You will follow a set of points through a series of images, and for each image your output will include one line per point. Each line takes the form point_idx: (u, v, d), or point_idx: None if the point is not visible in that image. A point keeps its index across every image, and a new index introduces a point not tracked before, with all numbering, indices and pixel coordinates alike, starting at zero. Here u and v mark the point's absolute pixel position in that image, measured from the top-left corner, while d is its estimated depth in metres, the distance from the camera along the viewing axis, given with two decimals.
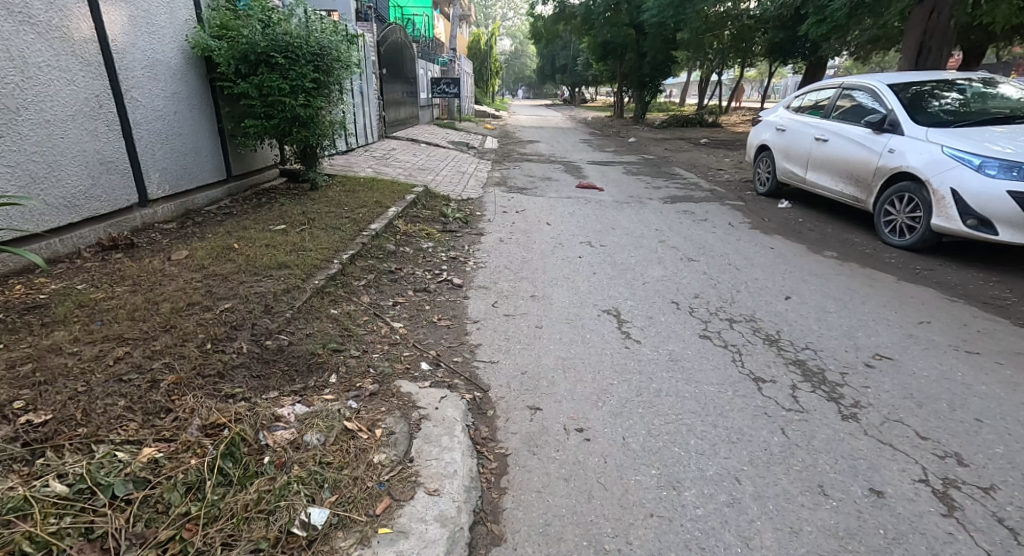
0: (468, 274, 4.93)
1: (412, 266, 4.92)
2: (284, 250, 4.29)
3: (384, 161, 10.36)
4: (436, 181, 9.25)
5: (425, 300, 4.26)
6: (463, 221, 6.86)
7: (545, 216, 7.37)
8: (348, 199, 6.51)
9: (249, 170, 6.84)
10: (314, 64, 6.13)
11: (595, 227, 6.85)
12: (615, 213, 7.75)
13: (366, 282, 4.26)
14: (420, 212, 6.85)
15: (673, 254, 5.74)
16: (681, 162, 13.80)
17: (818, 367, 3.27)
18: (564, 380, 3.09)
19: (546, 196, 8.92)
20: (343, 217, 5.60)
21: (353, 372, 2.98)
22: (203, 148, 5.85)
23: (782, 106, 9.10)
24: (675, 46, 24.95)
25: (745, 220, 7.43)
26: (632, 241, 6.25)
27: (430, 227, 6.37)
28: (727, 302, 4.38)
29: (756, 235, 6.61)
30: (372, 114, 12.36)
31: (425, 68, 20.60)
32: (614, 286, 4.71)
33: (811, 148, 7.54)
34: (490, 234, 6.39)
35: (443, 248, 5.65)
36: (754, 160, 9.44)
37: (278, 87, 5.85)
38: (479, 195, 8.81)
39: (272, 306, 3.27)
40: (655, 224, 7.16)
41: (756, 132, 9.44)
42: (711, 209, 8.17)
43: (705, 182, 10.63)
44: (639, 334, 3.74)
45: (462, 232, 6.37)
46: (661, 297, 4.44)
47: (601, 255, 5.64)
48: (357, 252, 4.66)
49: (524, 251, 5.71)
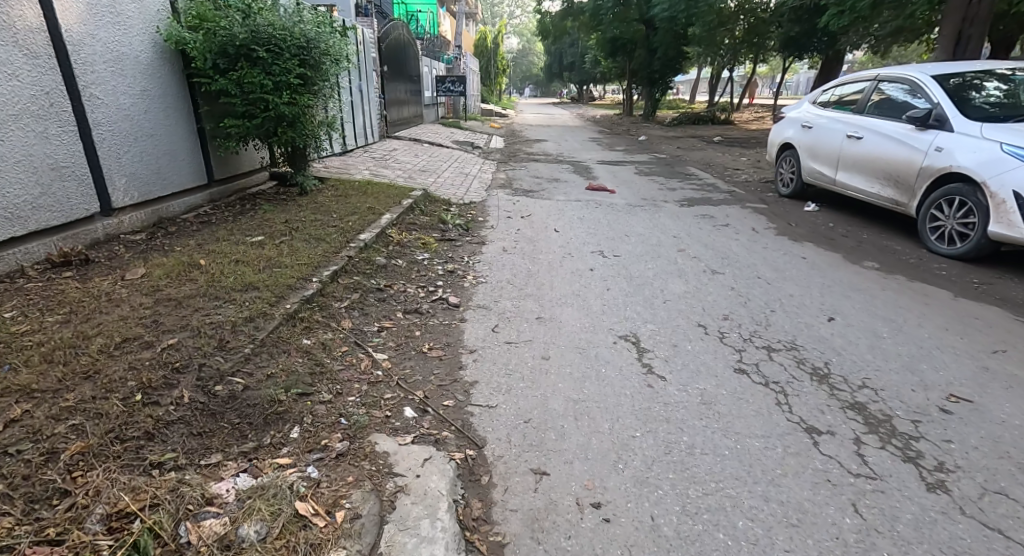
0: (466, 291, 4.42)
1: (404, 282, 4.41)
2: (256, 267, 3.78)
3: (383, 162, 9.87)
4: (437, 184, 8.75)
5: (416, 323, 3.74)
6: (464, 228, 6.35)
7: (553, 222, 6.84)
8: (340, 205, 6.02)
9: (234, 173, 6.35)
10: (300, 57, 5.65)
11: (607, 233, 6.31)
12: (629, 218, 7.20)
13: (348, 303, 3.75)
14: (418, 219, 6.35)
15: (694, 266, 5.19)
16: (695, 161, 13.20)
17: (883, 413, 2.72)
18: (576, 431, 2.57)
19: (554, 198, 8.39)
20: (330, 226, 5.10)
21: (320, 424, 2.46)
22: (180, 150, 5.36)
23: (807, 102, 8.51)
24: (686, 41, 24.35)
25: (770, 225, 6.85)
26: (648, 249, 5.71)
27: (427, 235, 5.86)
28: (761, 324, 3.83)
29: (785, 243, 6.04)
30: (372, 113, 11.86)
31: (430, 66, 20.09)
32: (630, 304, 4.17)
33: (843, 146, 6.96)
34: (493, 243, 5.87)
35: (440, 259, 5.14)
36: (776, 160, 8.86)
37: (259, 83, 5.36)
38: (482, 198, 8.29)
39: (229, 339, 2.75)
40: (672, 230, 6.60)
41: (777, 129, 8.86)
42: (731, 212, 7.60)
43: (721, 183, 10.05)
44: (663, 366, 3.21)
45: (462, 241, 5.86)
46: (685, 318, 3.90)
47: (614, 267, 5.09)
48: (341, 268, 4.15)
49: (529, 262, 5.19)
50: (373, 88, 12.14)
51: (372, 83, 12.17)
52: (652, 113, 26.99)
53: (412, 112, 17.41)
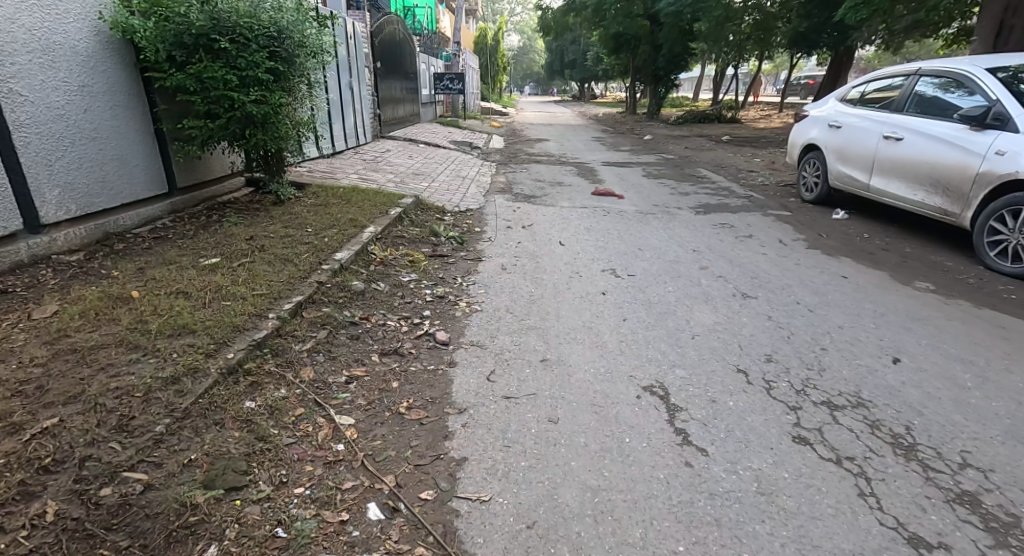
0: (458, 323, 3.75)
1: (384, 312, 3.75)
2: (201, 300, 3.11)
3: (373, 166, 9.21)
4: (431, 189, 8.07)
5: (394, 370, 3.07)
6: (458, 242, 5.68)
7: (558, 233, 6.18)
8: (318, 216, 5.36)
9: (202, 179, 5.69)
10: (271, 49, 4.98)
11: (618, 247, 5.65)
12: (641, 228, 6.55)
13: (310, 347, 3.08)
14: (406, 231, 5.68)
15: (721, 288, 4.53)
16: (706, 162, 12.52)
17: (1003, 511, 2.06)
18: (596, 544, 1.91)
19: (558, 205, 7.73)
20: (301, 243, 4.43)
21: (247, 541, 1.81)
22: (132, 156, 4.70)
23: (833, 99, 7.83)
24: (692, 37, 23.63)
25: (798, 237, 6.17)
26: (666, 267, 5.05)
27: (416, 250, 5.20)
28: (814, 367, 3.16)
29: (819, 259, 5.37)
30: (362, 112, 11.22)
31: (427, 62, 19.42)
32: (651, 340, 3.50)
33: (879, 148, 6.30)
34: (491, 260, 5.21)
35: (429, 281, 4.48)
36: (800, 162, 8.18)
37: (222, 78, 4.70)
38: (479, 205, 7.61)
39: (135, 415, 2.12)
40: (690, 243, 5.94)
41: (800, 129, 8.18)
42: (752, 221, 6.94)
43: (736, 187, 9.38)
44: (702, 433, 2.54)
45: (455, 257, 5.20)
46: (720, 361, 3.23)
47: (629, 290, 4.43)
48: (306, 298, 3.48)
49: (532, 284, 4.53)
50: (364, 85, 11.48)
51: (364, 80, 11.50)
52: (657, 111, 26.30)
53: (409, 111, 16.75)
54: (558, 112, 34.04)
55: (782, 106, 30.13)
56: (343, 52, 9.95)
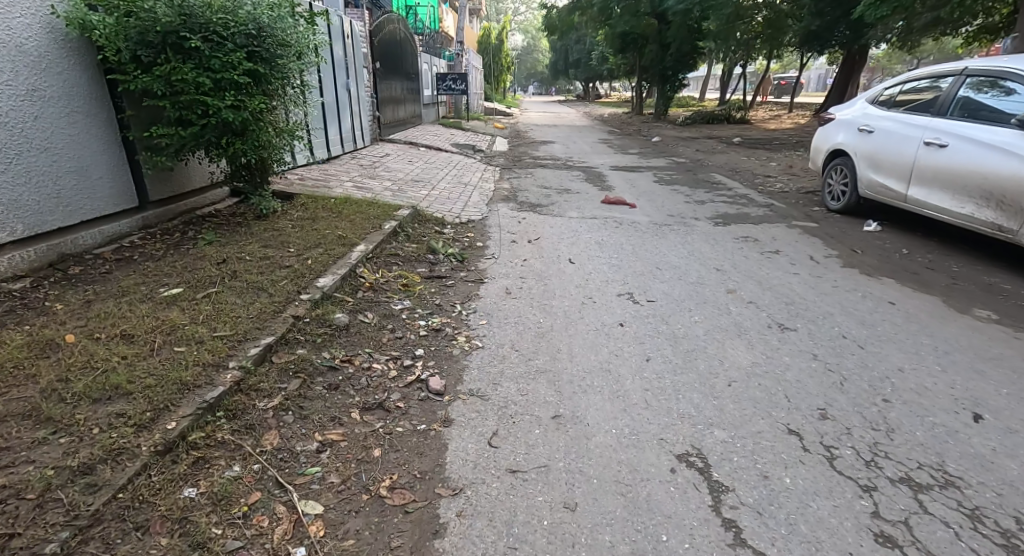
0: (456, 365, 3.24)
1: (371, 352, 3.25)
2: (146, 347, 2.61)
3: (370, 172, 8.72)
4: (430, 198, 7.58)
5: (376, 431, 2.57)
6: (458, 259, 5.19)
7: (567, 249, 5.68)
8: (302, 232, 4.87)
9: (179, 191, 5.20)
10: (249, 49, 4.46)
11: (634, 265, 5.16)
12: (657, 243, 6.04)
13: (277, 403, 2.57)
14: (401, 248, 5.19)
15: (754, 317, 4.01)
16: (718, 167, 12.00)
17: None
18: None
19: (566, 215, 7.23)
20: (281, 266, 3.94)
21: None
22: (94, 167, 4.22)
23: (862, 101, 7.28)
24: (701, 36, 23.07)
25: (830, 253, 5.64)
26: (688, 291, 4.54)
27: (411, 271, 4.71)
28: (880, 427, 2.65)
29: (858, 279, 4.85)
30: (359, 115, 10.75)
31: (429, 62, 18.93)
32: (680, 390, 2.99)
33: (922, 156, 5.77)
34: (494, 282, 4.71)
35: (425, 309, 3.98)
36: (826, 169, 7.64)
37: (194, 81, 4.19)
38: (481, 215, 7.12)
39: (18, 532, 1.68)
40: (712, 261, 5.43)
41: (825, 133, 7.66)
42: (776, 234, 6.42)
43: (754, 195, 8.85)
44: (758, 528, 2.05)
45: (454, 279, 4.71)
46: (767, 419, 2.72)
47: (649, 321, 3.92)
48: (278, 339, 2.98)
49: (540, 313, 4.02)
50: (362, 86, 11.00)
51: (361, 80, 11.01)
52: (664, 112, 25.76)
53: (410, 111, 16.27)
54: (562, 113, 33.50)
55: (791, 106, 29.58)
56: (338, 51, 9.46)
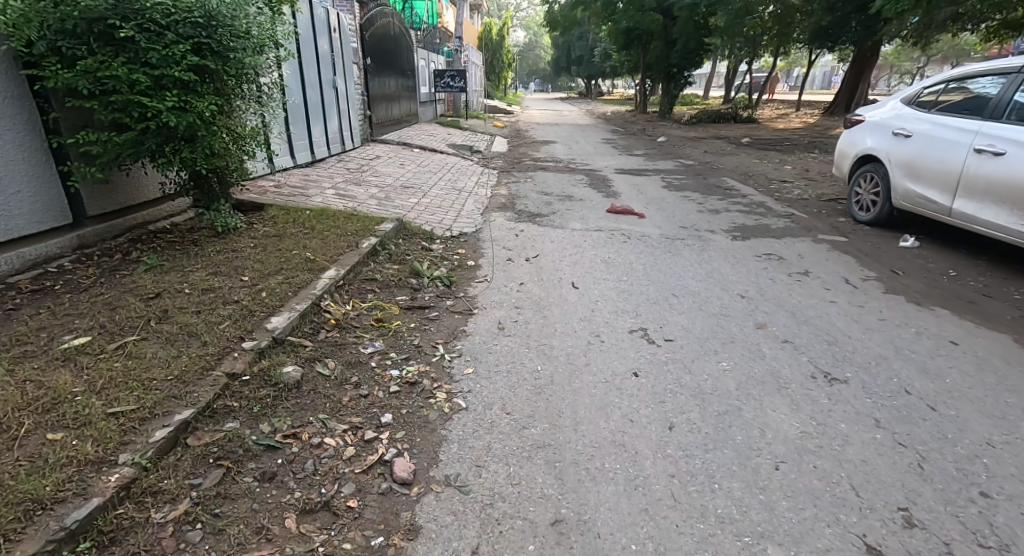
0: (432, 436, 2.60)
1: (326, 418, 2.61)
2: (6, 438, 2.00)
3: (356, 177, 8.06)
4: (420, 207, 6.93)
5: (316, 551, 1.92)
6: (446, 283, 4.56)
7: (569, 270, 5.04)
8: (264, 254, 4.22)
9: (127, 204, 4.55)
10: (196, 41, 3.79)
11: (646, 293, 4.51)
12: (670, 262, 5.39)
13: (180, 512, 1.92)
14: (380, 271, 4.55)
15: (794, 362, 3.36)
16: (729, 170, 11.35)
17: None
18: None
19: (569, 227, 6.59)
20: (228, 301, 3.29)
21: None
22: (10, 182, 3.58)
23: (895, 101, 6.63)
24: (708, 32, 22.39)
25: (868, 274, 4.99)
26: (712, 326, 3.89)
27: (389, 301, 4.07)
28: (988, 543, 2.01)
29: (907, 309, 4.20)
30: (346, 115, 10.11)
31: (426, 59, 18.32)
32: (715, 475, 2.35)
33: (973, 166, 5.16)
34: (485, 313, 4.08)
35: (401, 354, 3.34)
36: (854, 175, 6.98)
37: (127, 78, 3.52)
38: (475, 227, 6.48)
39: None
40: (735, 285, 4.79)
41: (852, 136, 7.02)
42: (803, 251, 5.76)
43: (771, 203, 8.19)
44: None
45: (439, 309, 4.07)
46: (833, 526, 2.08)
47: (669, 368, 3.28)
48: (200, 410, 2.32)
49: (537, 359, 3.37)
50: (350, 83, 10.34)
51: (350, 78, 10.35)
52: (669, 110, 25.07)
53: (405, 110, 15.58)
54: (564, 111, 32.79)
55: (798, 104, 28.90)
56: (321, 47, 8.82)
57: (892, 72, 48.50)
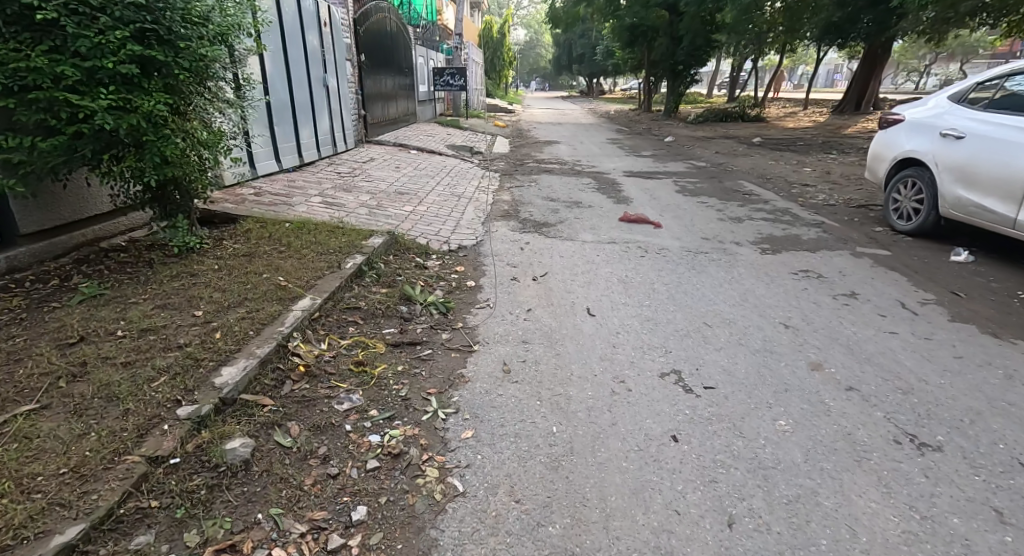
0: (418, 541, 1.97)
1: (280, 517, 1.98)
2: None
3: (347, 183, 7.44)
4: (415, 216, 6.31)
5: None
6: (442, 311, 3.94)
7: (582, 292, 4.43)
8: (227, 280, 3.59)
9: (68, 221, 3.93)
10: (142, 27, 3.17)
11: (674, 324, 3.89)
12: (696, 282, 4.77)
13: None
14: (365, 297, 3.92)
15: (868, 420, 2.73)
16: (745, 172, 10.71)
17: None
18: None
19: (579, 238, 5.96)
20: (168, 347, 2.65)
21: None
22: None
23: (938, 99, 6.05)
24: (715, 28, 21.72)
25: (926, 297, 4.37)
26: (758, 368, 3.26)
27: (374, 336, 3.45)
28: None
29: (984, 343, 3.57)
30: (337, 115, 9.49)
31: (425, 57, 17.69)
32: None
33: None
34: (488, 350, 3.46)
35: (384, 410, 2.72)
36: (893, 181, 6.39)
37: (52, 71, 2.89)
38: (475, 239, 5.86)
39: None
40: (774, 311, 4.17)
41: (892, 137, 6.36)
42: (843, 268, 5.14)
43: (797, 210, 7.56)
44: None
45: (433, 346, 3.46)
46: None
47: (713, 430, 2.66)
48: (93, 525, 1.71)
49: (552, 416, 2.75)
50: (343, 81, 9.72)
51: (343, 75, 9.72)
52: (674, 108, 24.42)
53: (402, 109, 14.93)
54: (566, 109, 32.12)
55: (806, 102, 28.23)
56: (309, 43, 8.21)
57: (899, 71, 47.79)
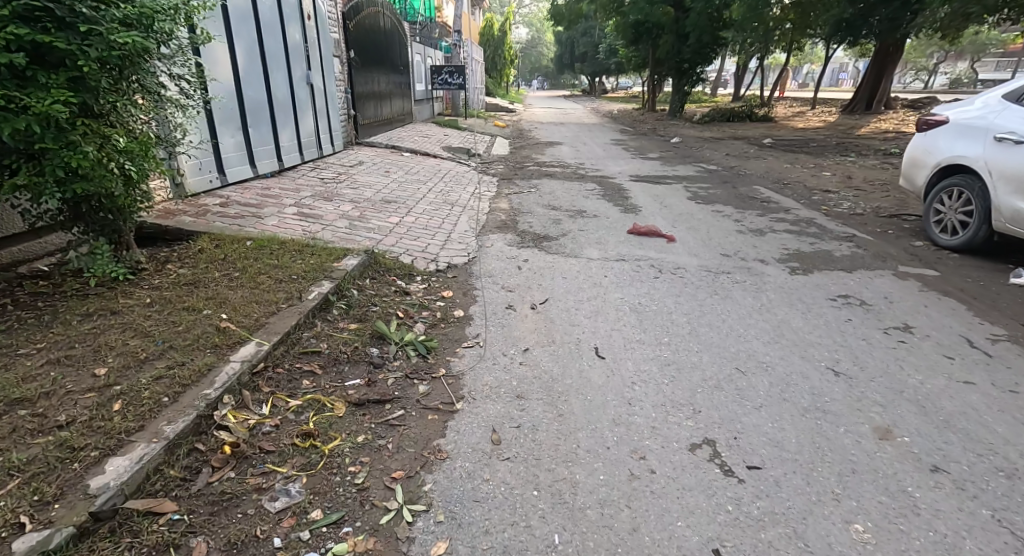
0: None
1: None
2: None
3: (328, 190, 6.78)
4: (401, 229, 5.67)
5: None
6: (422, 353, 3.29)
7: (590, 326, 3.78)
8: (155, 320, 2.92)
9: None
10: (33, 7, 2.51)
11: (701, 370, 3.22)
12: (721, 311, 4.11)
13: None
14: (329, 337, 3.26)
15: (971, 522, 2.09)
16: (760, 177, 10.05)
17: None
18: None
19: (584, 255, 5.31)
20: (41, 433, 2.02)
21: None
22: None
23: (988, 98, 5.39)
24: (722, 25, 21.02)
25: (995, 334, 3.72)
26: (811, 435, 2.60)
27: (334, 392, 2.80)
28: None
29: None
30: (323, 116, 8.84)
31: (422, 54, 17.03)
32: None
33: None
34: (475, 407, 2.81)
35: (334, 507, 2.08)
36: (935, 191, 5.73)
37: None
38: (467, 256, 5.21)
39: None
40: (818, 350, 3.51)
41: (935, 140, 5.67)
42: (888, 293, 4.49)
43: (821, 220, 6.90)
44: None
45: (407, 403, 2.81)
46: None
47: (768, 539, 2.01)
48: None
49: (554, 515, 2.11)
50: (330, 79, 9.05)
51: (330, 73, 9.06)
52: (679, 108, 23.74)
53: (397, 109, 14.27)
54: (568, 109, 31.45)
55: (814, 101, 27.53)
56: (289, 38, 7.55)
57: (907, 69, 46.97)
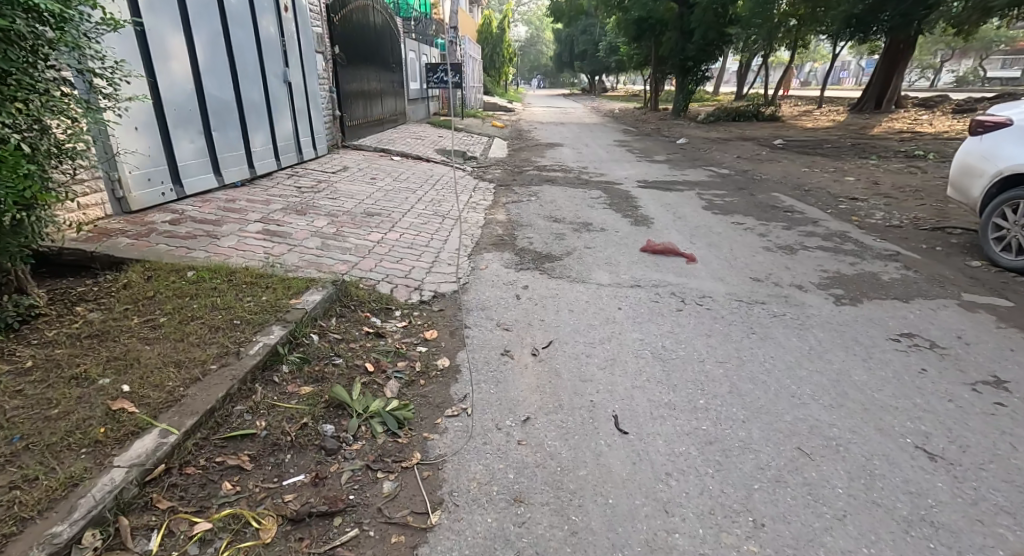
0: None
1: None
2: None
3: (303, 201, 6.03)
4: (381, 248, 4.92)
5: None
6: (392, 429, 2.52)
7: (606, 382, 3.02)
8: (25, 402, 2.19)
9: None
10: None
11: (755, 453, 2.45)
12: (765, 357, 3.36)
13: None
14: (270, 409, 2.50)
15: None
16: (778, 182, 9.30)
17: None
18: None
19: (593, 280, 4.55)
20: None
21: None
22: None
23: None
24: (730, 22, 20.24)
25: None
26: None
27: (263, 499, 2.05)
28: None
29: None
30: (304, 117, 8.07)
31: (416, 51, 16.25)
32: None
33: None
34: (459, 520, 2.05)
35: None
36: (993, 204, 4.98)
37: None
38: (456, 281, 4.44)
39: None
40: (898, 417, 2.76)
41: (995, 145, 4.91)
42: (960, 331, 3.74)
43: (856, 233, 6.15)
44: None
45: (365, 515, 2.06)
46: None
47: None
48: None
49: None
50: (313, 77, 8.28)
51: (313, 70, 8.28)
52: (683, 108, 22.98)
53: (389, 108, 13.49)
54: (568, 107, 30.63)
55: (820, 99, 26.73)
56: (262, 30, 6.78)
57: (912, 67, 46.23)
